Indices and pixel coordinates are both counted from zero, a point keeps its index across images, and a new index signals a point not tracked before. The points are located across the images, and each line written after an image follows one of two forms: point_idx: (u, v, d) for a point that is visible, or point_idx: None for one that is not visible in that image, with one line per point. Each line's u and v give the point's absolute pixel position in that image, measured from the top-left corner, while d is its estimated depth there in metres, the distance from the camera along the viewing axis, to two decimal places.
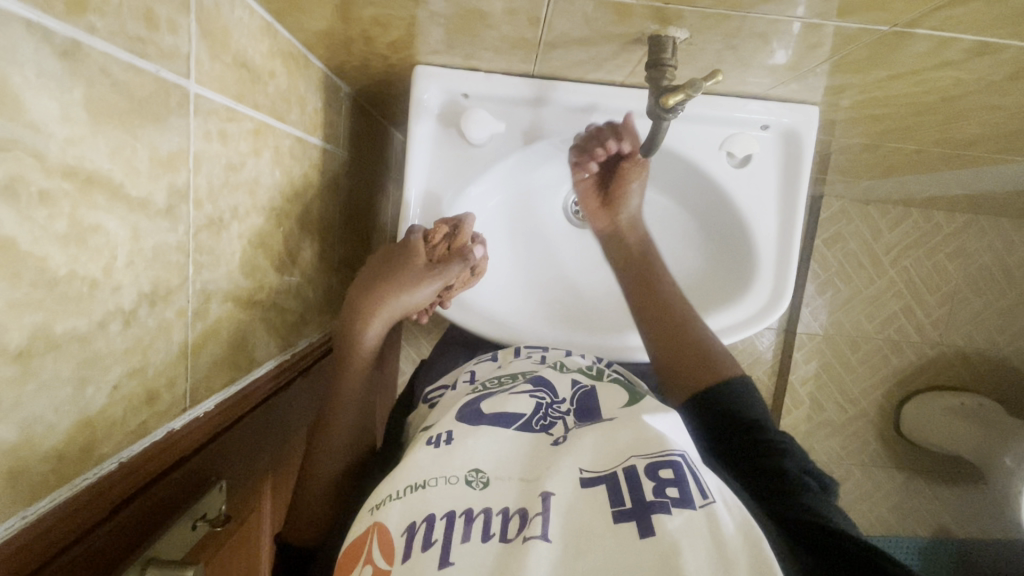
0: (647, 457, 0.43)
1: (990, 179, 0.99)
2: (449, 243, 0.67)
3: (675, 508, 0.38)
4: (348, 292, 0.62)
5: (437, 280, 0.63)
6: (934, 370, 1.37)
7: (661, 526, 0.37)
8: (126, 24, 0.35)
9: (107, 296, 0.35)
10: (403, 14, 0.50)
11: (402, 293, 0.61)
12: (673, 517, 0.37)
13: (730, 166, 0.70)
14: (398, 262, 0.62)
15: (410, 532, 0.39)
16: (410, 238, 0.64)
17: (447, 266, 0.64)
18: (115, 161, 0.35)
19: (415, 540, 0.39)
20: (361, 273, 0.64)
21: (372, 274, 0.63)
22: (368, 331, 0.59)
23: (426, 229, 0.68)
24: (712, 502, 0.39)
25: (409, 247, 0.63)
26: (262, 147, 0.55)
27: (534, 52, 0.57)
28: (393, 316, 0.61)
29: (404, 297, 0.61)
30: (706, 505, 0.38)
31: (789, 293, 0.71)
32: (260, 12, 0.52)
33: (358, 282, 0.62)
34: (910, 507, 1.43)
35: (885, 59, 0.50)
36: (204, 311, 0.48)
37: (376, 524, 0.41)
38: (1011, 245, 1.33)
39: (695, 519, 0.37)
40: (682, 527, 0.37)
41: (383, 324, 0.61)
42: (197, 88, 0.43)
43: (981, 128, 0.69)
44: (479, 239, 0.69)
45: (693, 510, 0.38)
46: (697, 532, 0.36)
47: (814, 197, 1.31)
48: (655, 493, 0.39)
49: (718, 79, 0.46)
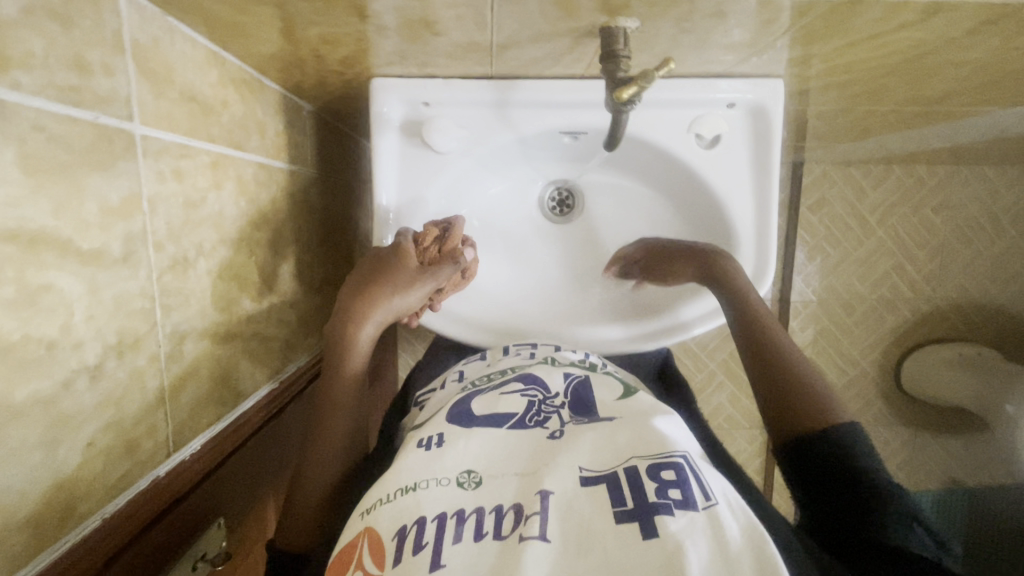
0: (647, 459, 0.43)
1: (966, 131, 0.98)
2: (440, 246, 0.68)
3: (677, 510, 0.38)
4: (338, 298, 0.62)
5: (430, 282, 0.65)
6: (930, 324, 1.37)
7: (663, 527, 0.36)
8: (56, 74, 0.34)
9: (68, 354, 0.35)
10: (349, 31, 0.49)
11: (397, 293, 0.62)
12: (676, 518, 0.37)
13: (700, 147, 0.70)
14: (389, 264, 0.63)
15: (401, 535, 0.39)
16: (402, 240, 0.65)
17: (438, 268, 0.66)
18: (60, 217, 0.34)
19: (406, 543, 0.38)
20: (350, 277, 0.64)
21: (362, 278, 0.63)
22: (365, 333, 0.60)
23: (415, 233, 0.69)
24: (714, 504, 0.38)
25: (399, 248, 0.64)
26: (223, 179, 0.54)
27: (488, 54, 0.56)
28: (386, 319, 0.62)
29: (397, 300, 0.62)
30: (708, 507, 0.38)
31: (773, 269, 0.70)
32: (202, 42, 0.50)
33: (348, 287, 0.63)
34: (919, 461, 1.44)
35: (842, 27, 0.49)
36: (179, 353, 0.47)
37: (367, 529, 0.41)
38: (997, 192, 1.33)
39: (697, 520, 0.37)
40: (685, 530, 0.36)
41: (375, 327, 0.61)
42: (143, 129, 0.42)
43: (949, 83, 0.68)
44: (467, 242, 0.71)
45: (696, 511, 0.38)
46: (699, 532, 0.36)
47: (795, 164, 1.30)
48: (657, 494, 0.39)
49: (671, 68, 0.47)
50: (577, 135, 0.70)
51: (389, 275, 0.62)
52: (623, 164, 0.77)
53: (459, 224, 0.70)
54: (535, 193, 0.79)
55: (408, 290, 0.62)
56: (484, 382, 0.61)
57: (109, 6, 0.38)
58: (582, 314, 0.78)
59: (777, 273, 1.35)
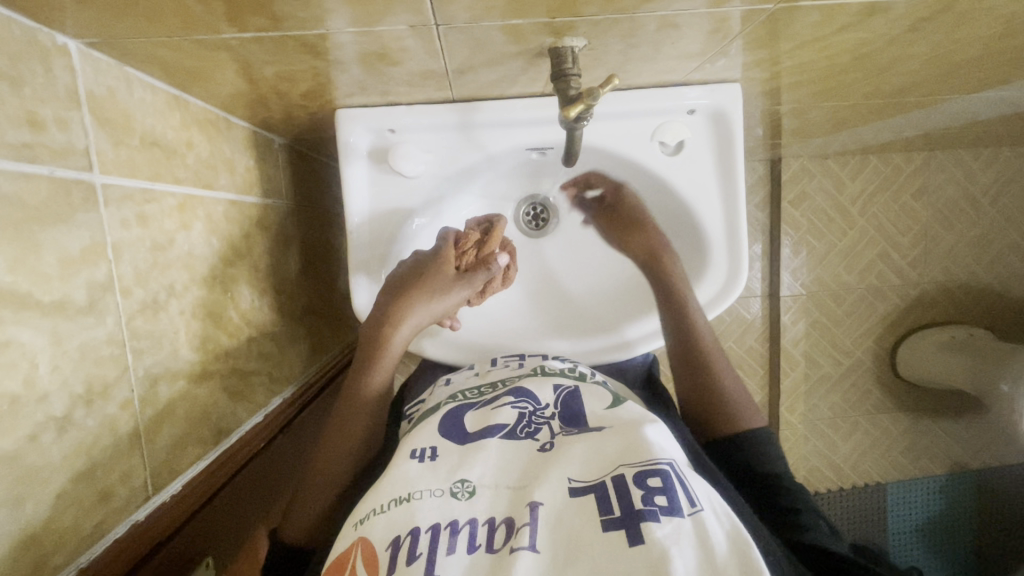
0: (635, 466, 0.42)
1: (933, 118, 1.00)
2: (478, 251, 0.68)
3: (664, 516, 0.38)
4: (377, 299, 0.65)
5: (463, 290, 0.66)
6: (920, 310, 1.38)
7: (650, 534, 0.37)
8: (7, 134, 0.35)
9: (32, 408, 0.35)
10: (305, 68, 0.50)
11: (433, 300, 0.64)
12: (662, 525, 0.37)
13: (665, 154, 0.70)
14: (427, 270, 0.64)
15: (395, 545, 0.40)
16: (442, 244, 0.66)
17: (472, 277, 0.67)
18: (18, 273, 0.34)
19: (399, 554, 0.39)
20: (392, 274, 0.66)
21: (402, 279, 0.65)
22: (397, 340, 0.62)
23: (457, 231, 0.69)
24: (700, 510, 0.39)
25: (439, 253, 0.66)
26: (191, 219, 0.55)
27: (446, 79, 0.57)
28: (420, 323, 0.64)
29: (433, 306, 0.64)
30: (694, 514, 0.38)
31: (745, 268, 0.72)
32: (162, 88, 0.51)
33: (388, 286, 0.65)
34: (923, 448, 1.44)
35: (785, 32, 0.50)
36: (153, 396, 0.47)
37: (361, 539, 0.41)
38: (974, 175, 1.34)
39: (683, 527, 0.37)
40: (671, 536, 0.37)
41: (410, 331, 0.64)
42: (103, 178, 0.43)
43: (903, 77, 0.70)
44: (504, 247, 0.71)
45: (682, 518, 0.38)
46: (686, 540, 0.37)
47: (772, 160, 1.32)
48: (644, 502, 0.39)
49: (616, 84, 0.48)
50: (544, 151, 0.71)
51: (427, 282, 0.64)
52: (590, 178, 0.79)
53: (499, 227, 0.69)
54: (511, 209, 0.80)
55: (443, 297, 0.64)
56: (474, 394, 0.62)
57: (60, 62, 0.39)
58: (562, 326, 0.79)
59: (764, 269, 1.36)
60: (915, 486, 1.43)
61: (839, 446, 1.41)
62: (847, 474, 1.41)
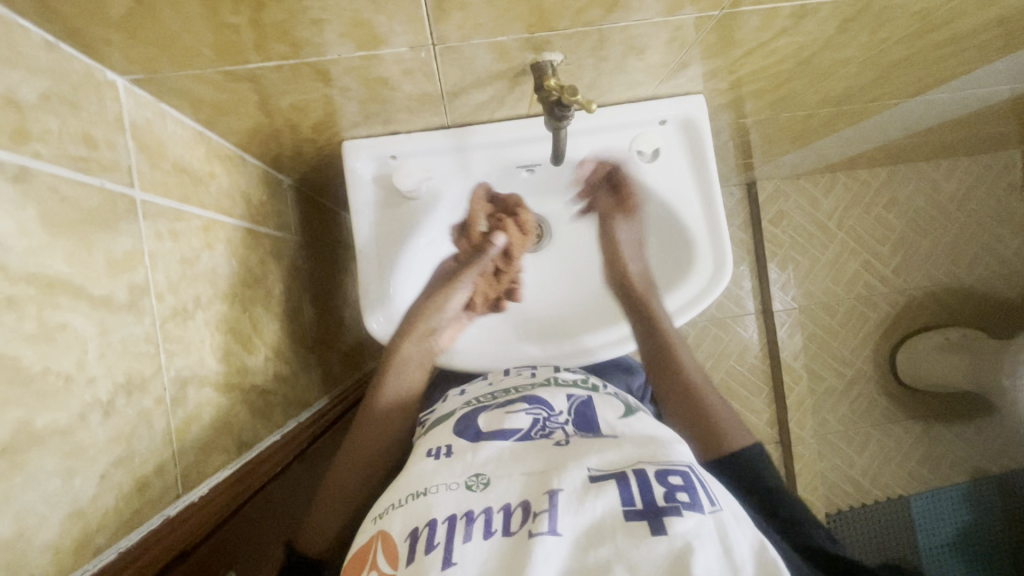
0: (654, 463, 0.42)
1: (888, 127, 1.08)
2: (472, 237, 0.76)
3: (686, 511, 0.37)
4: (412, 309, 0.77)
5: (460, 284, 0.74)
6: (911, 315, 1.42)
7: (672, 526, 0.36)
8: (68, 148, 0.40)
9: (82, 389, 0.38)
10: (317, 96, 0.57)
11: (445, 294, 0.74)
12: (684, 519, 0.36)
13: (643, 162, 0.76)
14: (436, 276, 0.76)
15: (413, 536, 0.39)
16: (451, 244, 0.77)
17: (471, 264, 0.75)
18: (73, 265, 0.38)
19: (418, 543, 0.39)
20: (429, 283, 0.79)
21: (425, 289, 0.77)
22: (405, 347, 0.70)
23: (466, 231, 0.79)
24: (720, 510, 0.38)
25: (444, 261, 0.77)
26: (214, 241, 0.59)
27: (441, 103, 0.64)
28: (424, 330, 0.71)
29: (432, 307, 0.73)
30: (714, 512, 0.38)
31: (730, 258, 0.76)
32: (189, 124, 0.58)
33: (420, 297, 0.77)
34: (940, 455, 1.43)
35: (733, 38, 0.58)
36: (183, 398, 0.50)
37: (381, 532, 0.41)
38: (938, 183, 1.43)
39: (705, 522, 0.37)
40: (693, 531, 0.36)
41: (417, 338, 0.71)
42: (142, 195, 0.48)
43: (849, 81, 0.78)
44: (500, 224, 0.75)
45: (703, 514, 0.37)
46: (708, 535, 0.36)
47: (747, 184, 1.40)
48: (666, 497, 0.38)
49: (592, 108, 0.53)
50: (534, 167, 0.77)
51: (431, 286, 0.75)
52: (581, 191, 0.83)
53: (479, 198, 0.74)
54: None
55: (439, 296, 0.74)
56: (488, 399, 0.62)
57: (110, 94, 0.46)
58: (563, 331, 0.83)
59: (755, 285, 1.40)
60: (939, 496, 1.41)
61: (855, 459, 1.40)
62: (868, 487, 1.40)
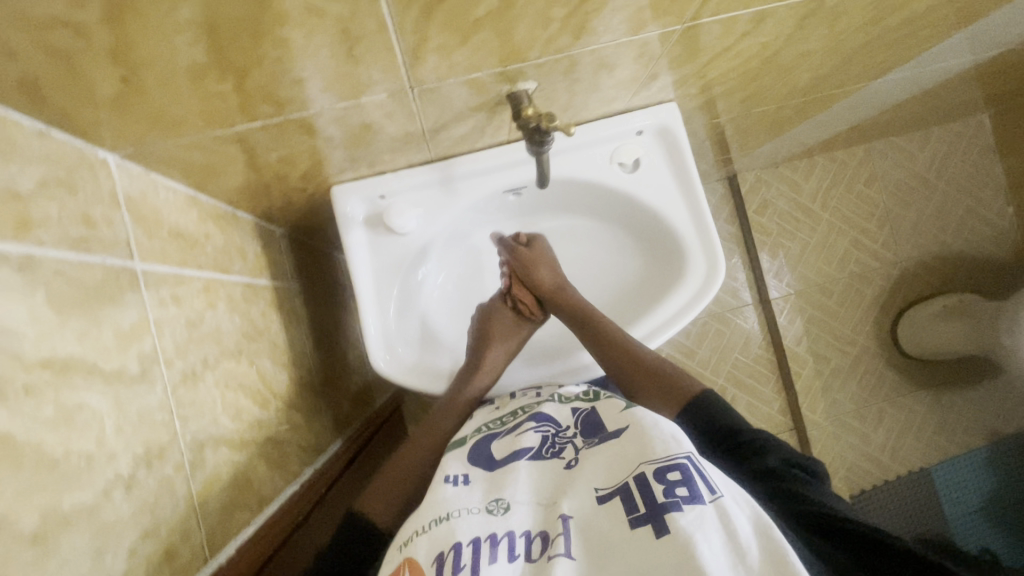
0: (654, 463, 0.43)
1: (857, 108, 1.11)
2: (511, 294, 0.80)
3: (686, 505, 0.38)
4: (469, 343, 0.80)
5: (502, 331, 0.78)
6: (905, 287, 1.44)
7: (674, 523, 0.37)
8: (69, 230, 0.41)
9: (104, 466, 0.38)
10: (303, 148, 0.58)
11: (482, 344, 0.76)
12: (685, 513, 0.37)
13: (625, 173, 0.78)
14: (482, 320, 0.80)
15: (440, 561, 0.39)
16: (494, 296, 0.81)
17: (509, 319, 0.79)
18: (84, 344, 0.39)
19: (445, 567, 0.39)
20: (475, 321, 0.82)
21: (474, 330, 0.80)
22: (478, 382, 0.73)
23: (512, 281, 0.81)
24: (721, 496, 0.38)
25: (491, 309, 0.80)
26: (216, 300, 0.60)
27: (423, 140, 0.66)
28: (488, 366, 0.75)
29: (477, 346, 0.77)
30: (716, 500, 0.38)
31: (722, 260, 0.77)
32: (181, 189, 0.59)
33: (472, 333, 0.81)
34: (953, 423, 1.43)
35: (698, 47, 0.60)
36: (202, 461, 0.50)
37: (406, 560, 0.41)
38: (913, 155, 1.46)
39: (706, 514, 0.37)
40: (695, 523, 0.36)
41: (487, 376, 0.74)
42: (142, 265, 0.49)
43: (813, 71, 0.80)
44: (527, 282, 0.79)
45: (703, 505, 0.38)
46: (710, 525, 0.36)
47: (729, 178, 1.43)
48: (666, 494, 0.39)
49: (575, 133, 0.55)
50: (520, 190, 0.78)
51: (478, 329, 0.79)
52: (568, 207, 0.85)
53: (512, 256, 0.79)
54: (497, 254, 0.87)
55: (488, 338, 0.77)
56: (497, 423, 0.61)
57: (103, 172, 0.47)
58: (564, 349, 0.84)
59: (749, 276, 1.41)
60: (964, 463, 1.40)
61: (871, 436, 1.40)
62: (888, 463, 1.40)
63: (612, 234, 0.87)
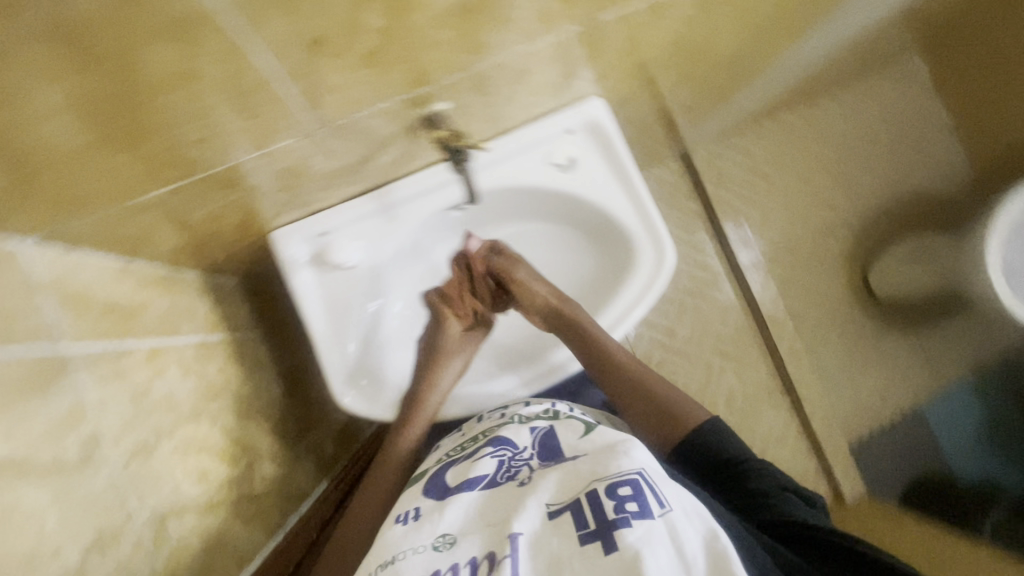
0: (606, 479, 0.43)
1: (789, 68, 1.13)
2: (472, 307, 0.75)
3: (635, 521, 0.38)
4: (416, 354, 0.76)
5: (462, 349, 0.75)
6: (870, 232, 1.42)
7: (622, 540, 0.37)
8: None
9: (49, 562, 0.39)
10: (229, 201, 0.58)
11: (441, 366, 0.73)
12: (634, 529, 0.38)
13: (564, 174, 0.78)
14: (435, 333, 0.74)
15: None
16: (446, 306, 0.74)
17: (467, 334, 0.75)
18: (12, 443, 0.38)
19: None
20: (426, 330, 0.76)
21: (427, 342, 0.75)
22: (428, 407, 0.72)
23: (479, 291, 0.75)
24: (670, 510, 0.39)
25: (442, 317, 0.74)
26: (165, 365, 0.59)
27: (354, 172, 0.65)
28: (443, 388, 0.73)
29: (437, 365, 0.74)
30: (665, 514, 0.39)
31: (668, 244, 0.79)
32: (111, 261, 0.57)
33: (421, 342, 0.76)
34: (938, 359, 1.39)
35: (603, 40, 0.62)
36: (163, 536, 0.51)
37: None
38: (869, 96, 1.42)
39: (654, 529, 0.38)
40: (643, 538, 0.37)
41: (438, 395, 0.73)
42: (71, 348, 0.48)
43: (733, 42, 0.81)
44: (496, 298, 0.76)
45: (652, 519, 0.38)
46: (658, 540, 0.37)
47: (682, 154, 1.38)
48: (616, 511, 0.40)
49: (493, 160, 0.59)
50: (463, 207, 0.78)
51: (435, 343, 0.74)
52: (515, 215, 0.85)
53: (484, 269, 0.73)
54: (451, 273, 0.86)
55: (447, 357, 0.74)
56: (457, 451, 0.60)
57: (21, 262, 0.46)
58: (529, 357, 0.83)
59: (714, 247, 1.38)
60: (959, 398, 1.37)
61: (861, 388, 1.37)
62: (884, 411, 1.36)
63: (562, 235, 0.87)
